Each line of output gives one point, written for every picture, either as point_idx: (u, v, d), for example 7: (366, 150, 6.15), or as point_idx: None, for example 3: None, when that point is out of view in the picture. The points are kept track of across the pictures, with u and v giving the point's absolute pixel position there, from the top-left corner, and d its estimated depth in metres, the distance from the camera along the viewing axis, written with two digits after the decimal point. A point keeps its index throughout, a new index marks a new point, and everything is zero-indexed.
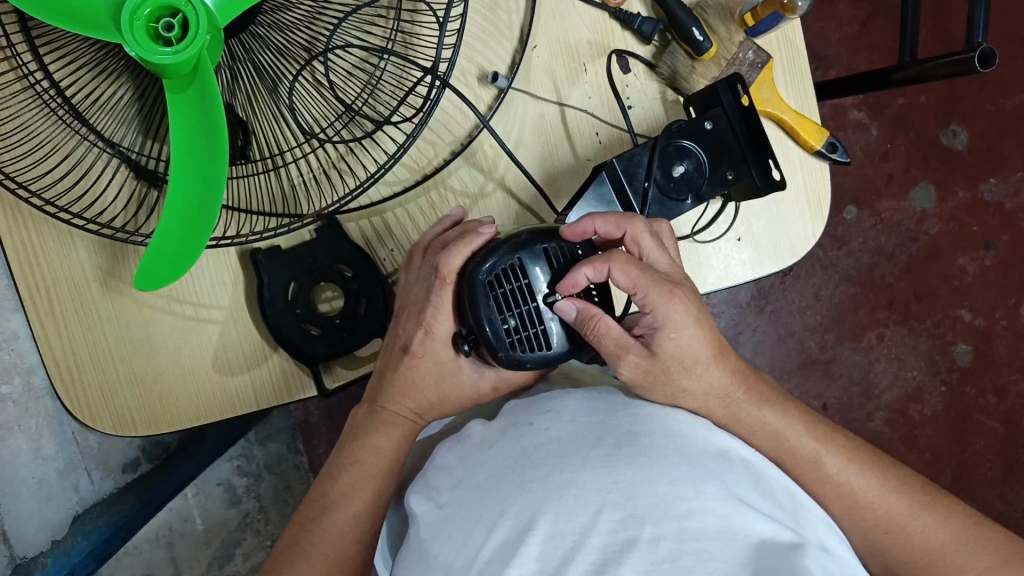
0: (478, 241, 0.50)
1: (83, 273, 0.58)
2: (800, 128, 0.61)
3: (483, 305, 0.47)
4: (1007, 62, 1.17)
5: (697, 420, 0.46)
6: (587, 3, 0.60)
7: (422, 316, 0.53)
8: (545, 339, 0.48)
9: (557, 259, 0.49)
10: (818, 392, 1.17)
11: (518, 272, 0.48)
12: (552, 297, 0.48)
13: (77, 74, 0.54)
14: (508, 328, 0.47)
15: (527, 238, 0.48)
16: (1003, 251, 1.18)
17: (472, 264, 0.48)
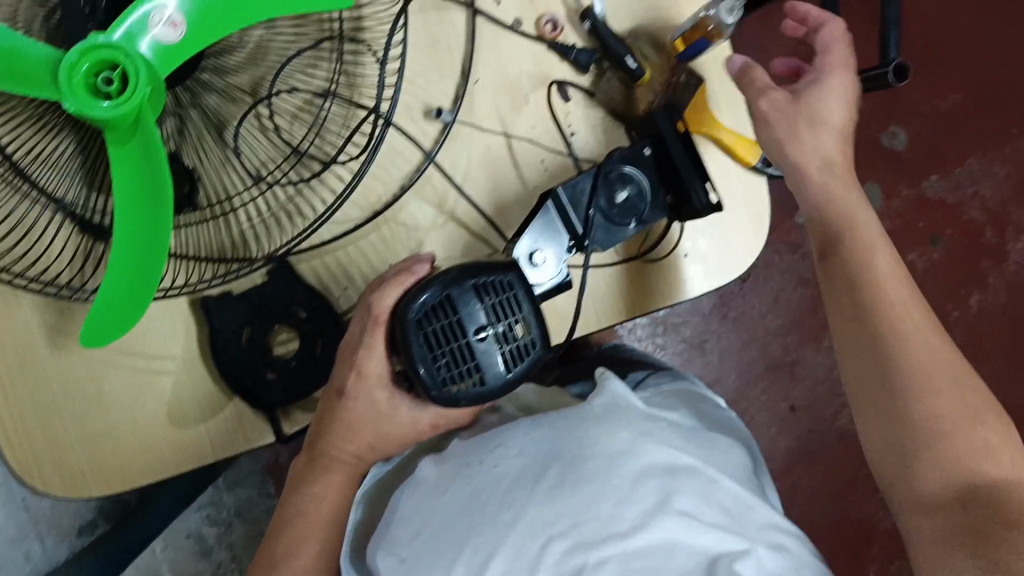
0: (410, 279, 0.50)
1: (29, 332, 0.57)
2: (739, 145, 0.63)
3: (414, 344, 0.47)
4: (938, 64, 1.23)
5: (644, 428, 0.47)
6: (525, 37, 0.61)
7: (353, 357, 0.52)
8: (480, 376, 0.48)
9: (489, 293, 0.49)
10: (785, 394, 1.19)
11: (449, 308, 0.48)
12: (484, 331, 0.48)
13: (16, 130, 0.52)
14: (441, 364, 0.48)
15: (457, 274, 0.48)
16: (949, 245, 1.23)
17: (403, 301, 0.49)
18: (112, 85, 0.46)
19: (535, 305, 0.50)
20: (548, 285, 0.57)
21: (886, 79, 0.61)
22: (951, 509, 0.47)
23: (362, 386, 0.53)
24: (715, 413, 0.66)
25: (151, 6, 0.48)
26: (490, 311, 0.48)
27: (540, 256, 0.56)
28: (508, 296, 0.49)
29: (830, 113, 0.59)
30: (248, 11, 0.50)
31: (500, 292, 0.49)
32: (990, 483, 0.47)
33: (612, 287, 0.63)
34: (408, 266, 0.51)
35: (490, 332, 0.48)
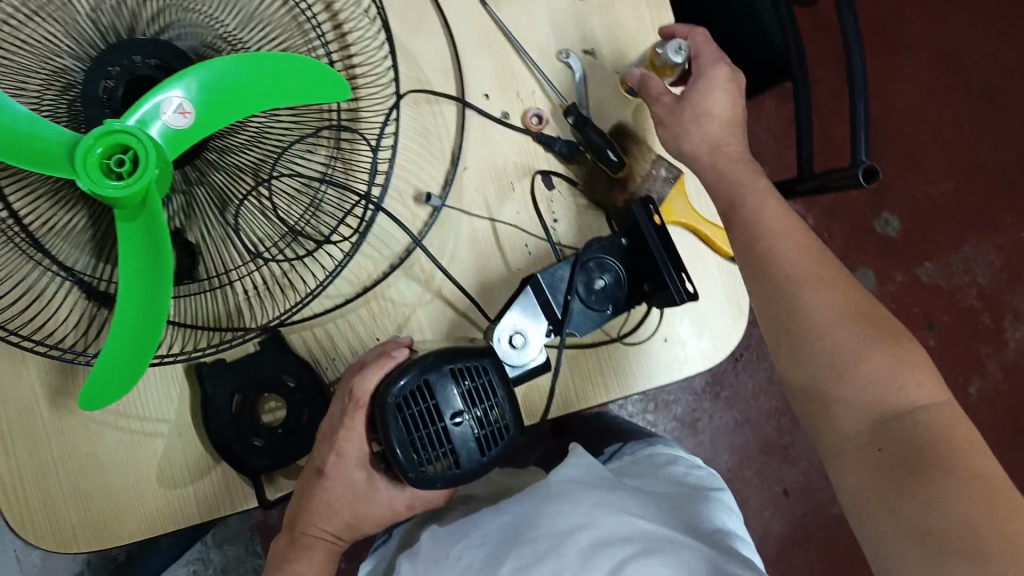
0: (391, 364, 0.53)
1: (32, 394, 0.60)
2: (717, 235, 0.67)
3: (392, 426, 0.50)
4: (930, 152, 1.27)
5: (599, 500, 0.51)
6: (511, 129, 0.65)
7: (333, 440, 0.55)
8: (454, 458, 0.50)
9: (464, 377, 0.51)
10: (779, 477, 1.19)
11: (426, 393, 0.51)
12: (460, 416, 0.50)
13: (34, 204, 0.57)
14: (417, 446, 0.50)
15: (434, 360, 0.51)
16: (945, 331, 1.25)
17: (383, 385, 0.51)
18: (124, 166, 0.50)
19: (509, 391, 0.53)
20: (523, 367, 0.60)
21: (855, 180, 0.61)
22: (868, 456, 0.50)
23: (342, 468, 0.55)
24: (693, 471, 0.66)
25: (166, 95, 0.52)
26: (466, 397, 0.51)
27: (517, 340, 0.59)
28: (483, 382, 0.52)
29: (714, 106, 0.63)
30: (254, 100, 0.55)
31: (476, 377, 0.52)
32: (900, 414, 0.50)
33: (590, 365, 0.65)
34: (387, 351, 0.54)
35: (466, 417, 0.51)
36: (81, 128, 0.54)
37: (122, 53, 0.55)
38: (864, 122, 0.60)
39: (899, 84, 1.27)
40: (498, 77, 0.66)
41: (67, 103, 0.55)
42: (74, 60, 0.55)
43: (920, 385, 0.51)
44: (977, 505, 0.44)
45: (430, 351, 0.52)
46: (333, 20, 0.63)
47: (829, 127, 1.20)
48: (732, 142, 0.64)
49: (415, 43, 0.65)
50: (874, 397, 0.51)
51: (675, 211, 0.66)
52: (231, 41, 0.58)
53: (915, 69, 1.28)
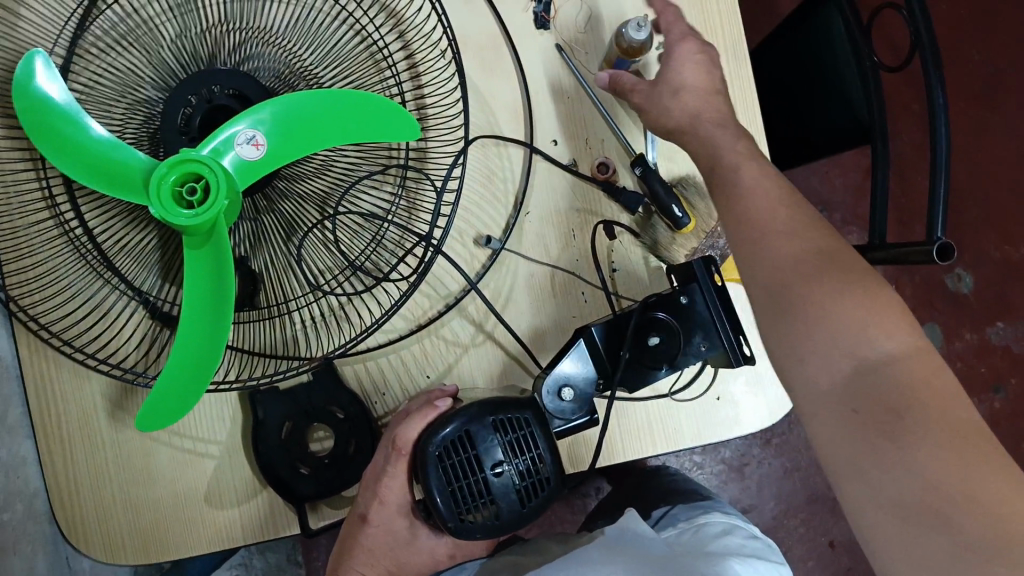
0: (432, 414, 0.53)
1: (94, 407, 0.62)
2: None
3: (432, 476, 0.50)
4: (1012, 209, 1.23)
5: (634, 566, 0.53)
6: (578, 177, 0.65)
7: (376, 486, 0.56)
8: (494, 509, 0.50)
9: (504, 429, 0.50)
10: (826, 529, 1.16)
11: (467, 443, 0.50)
12: (500, 466, 0.50)
13: (109, 223, 0.59)
14: (458, 495, 0.50)
15: (476, 411, 0.50)
16: (1013, 395, 1.20)
17: (424, 435, 0.51)
18: (195, 195, 0.51)
19: (550, 442, 0.52)
20: (568, 420, 0.58)
21: (929, 258, 0.59)
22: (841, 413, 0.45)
23: (383, 514, 0.57)
24: (746, 541, 0.64)
25: (239, 127, 0.53)
26: (507, 448, 0.50)
27: (566, 393, 0.57)
28: (524, 433, 0.51)
29: (687, 78, 0.59)
30: (326, 135, 0.55)
31: (517, 429, 0.51)
32: (872, 366, 0.45)
33: (637, 419, 0.64)
34: (430, 401, 0.54)
35: (506, 468, 0.50)
36: (159, 152, 0.55)
37: (201, 83, 0.56)
38: (944, 199, 0.59)
39: (983, 138, 1.23)
40: (568, 124, 0.66)
41: (149, 134, 0.56)
42: (154, 90, 0.56)
43: (890, 335, 0.45)
44: (969, 474, 0.40)
45: (470, 401, 0.52)
46: (408, 60, 0.64)
47: (906, 177, 1.17)
48: (711, 107, 0.58)
49: (489, 87, 0.65)
50: (848, 345, 0.45)
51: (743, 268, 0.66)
52: (306, 77, 0.58)
53: (1001, 124, 1.23)
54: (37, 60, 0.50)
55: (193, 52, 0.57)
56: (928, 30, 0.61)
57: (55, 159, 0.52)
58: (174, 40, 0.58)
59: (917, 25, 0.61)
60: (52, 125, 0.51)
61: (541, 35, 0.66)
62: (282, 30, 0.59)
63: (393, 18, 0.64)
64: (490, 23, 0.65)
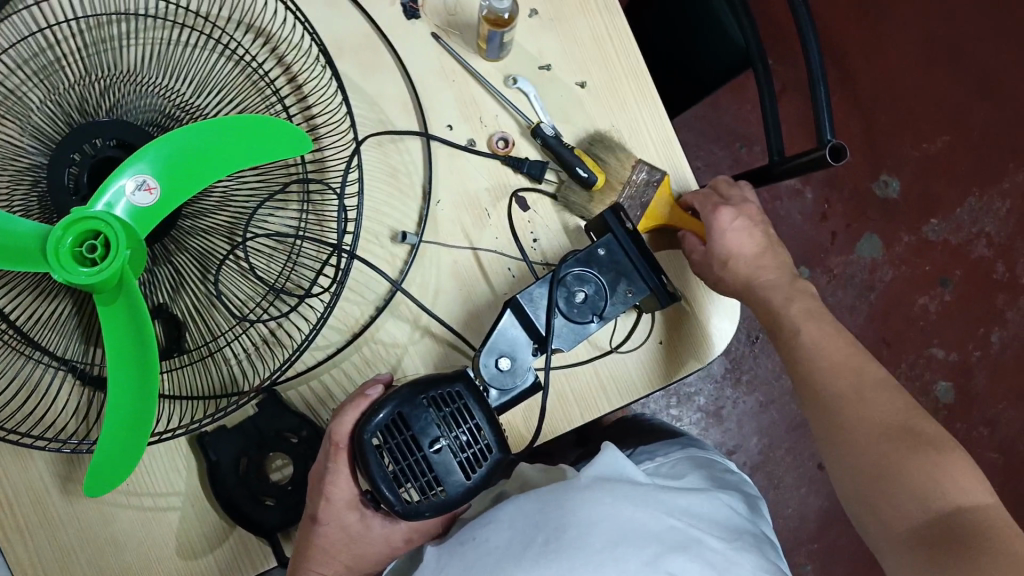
0: (365, 403, 0.52)
1: (43, 486, 0.61)
2: (697, 230, 0.65)
3: (372, 463, 0.48)
4: (920, 109, 1.26)
5: (626, 487, 0.52)
6: (479, 155, 0.65)
7: (320, 485, 0.54)
8: (439, 485, 0.48)
9: (438, 407, 0.49)
10: (812, 452, 1.17)
11: (403, 424, 0.49)
12: (438, 442, 0.48)
13: (19, 299, 0.58)
14: (401, 478, 0.48)
15: (407, 392, 0.49)
16: (959, 286, 1.24)
17: (360, 423, 0.49)
18: (97, 252, 0.50)
19: (489, 411, 0.50)
20: (503, 389, 0.56)
21: (823, 161, 0.60)
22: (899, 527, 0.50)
23: (332, 511, 0.54)
24: (724, 477, 0.66)
25: (126, 176, 0.52)
26: (444, 424, 0.49)
27: (503, 363, 0.56)
28: (459, 406, 0.50)
29: (732, 231, 0.63)
30: (220, 162, 0.54)
31: (453, 403, 0.50)
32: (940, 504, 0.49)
33: (588, 382, 0.64)
34: (362, 390, 0.53)
35: (444, 442, 0.48)
36: (52, 219, 0.54)
37: (82, 139, 0.55)
38: (826, 103, 0.61)
39: (878, 46, 1.26)
40: (461, 106, 0.66)
41: (38, 199, 0.55)
42: (38, 154, 0.55)
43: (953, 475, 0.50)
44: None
45: (402, 384, 0.50)
46: (286, 74, 0.64)
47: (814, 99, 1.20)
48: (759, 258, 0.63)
49: (374, 85, 0.65)
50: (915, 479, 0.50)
51: (661, 215, 0.65)
52: (188, 110, 0.58)
53: (892, 30, 1.27)
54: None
55: (70, 110, 0.56)
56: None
57: None
58: (45, 103, 0.56)
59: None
60: None
61: (413, 24, 0.66)
62: (152, 71, 0.59)
63: (263, 36, 0.64)
64: (361, 23, 0.65)
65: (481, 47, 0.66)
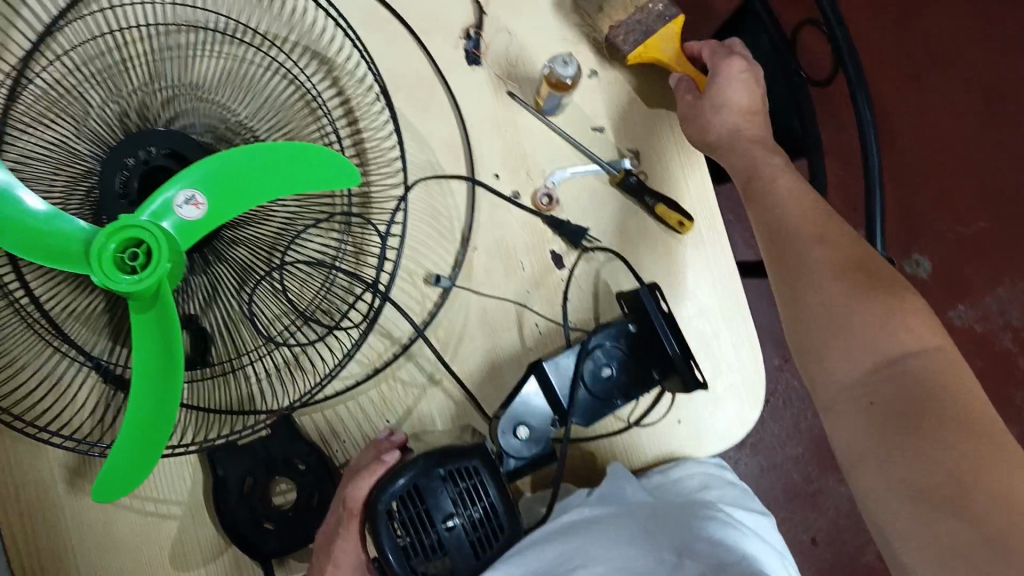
0: (381, 470, 0.53)
1: (52, 479, 0.62)
2: (697, 76, 0.68)
3: (384, 530, 0.50)
4: (964, 192, 1.25)
5: (617, 531, 0.51)
6: (521, 209, 0.65)
7: (328, 545, 0.54)
8: (447, 562, 0.50)
9: (455, 484, 0.51)
10: (807, 525, 1.17)
11: (418, 497, 0.51)
12: (451, 519, 0.50)
13: (56, 290, 0.59)
14: (409, 550, 0.50)
15: (425, 464, 0.51)
16: (978, 374, 1.22)
17: (376, 489, 0.51)
18: (137, 259, 0.50)
19: (502, 487, 0.52)
20: (524, 459, 0.57)
21: None
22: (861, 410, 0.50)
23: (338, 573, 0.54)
24: (726, 497, 0.59)
25: (175, 189, 0.52)
26: (456, 501, 0.51)
27: (523, 432, 0.57)
28: (474, 482, 0.52)
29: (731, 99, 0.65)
30: (264, 189, 0.54)
31: (468, 479, 0.52)
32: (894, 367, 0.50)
33: (600, 452, 0.64)
34: (378, 456, 0.54)
35: (457, 520, 0.51)
36: (101, 220, 0.55)
37: (137, 145, 0.56)
38: (880, 219, 0.65)
39: (930, 123, 1.25)
40: (507, 156, 0.66)
41: (93, 203, 0.56)
42: (94, 159, 0.56)
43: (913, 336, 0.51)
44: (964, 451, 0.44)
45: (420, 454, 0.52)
46: (343, 105, 0.65)
47: (856, 168, 1.19)
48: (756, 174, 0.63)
49: (428, 125, 0.65)
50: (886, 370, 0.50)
51: (662, 52, 0.67)
52: (243, 131, 0.59)
53: (946, 108, 1.26)
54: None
55: (129, 120, 0.57)
56: (855, 67, 0.65)
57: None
58: (106, 107, 0.57)
59: (840, 46, 0.66)
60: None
61: (473, 70, 0.66)
62: (216, 90, 0.60)
63: (326, 65, 0.65)
64: (421, 62, 0.65)
65: (540, 102, 0.66)
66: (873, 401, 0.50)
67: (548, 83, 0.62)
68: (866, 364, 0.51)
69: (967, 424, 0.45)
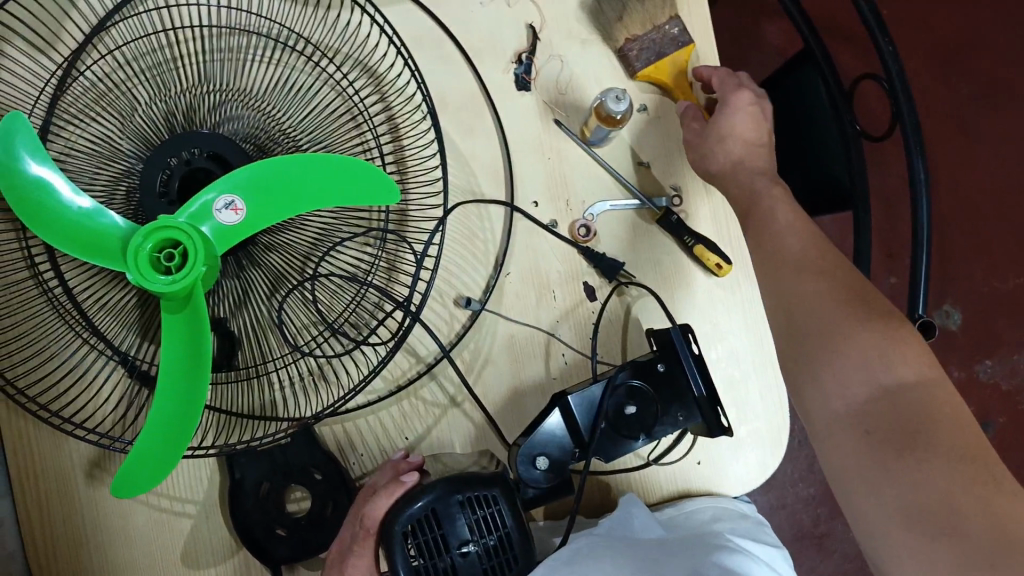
0: (399, 490, 0.53)
1: (72, 467, 0.62)
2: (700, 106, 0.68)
3: (399, 552, 0.50)
4: (1002, 246, 1.23)
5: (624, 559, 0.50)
6: (558, 238, 0.65)
7: (341, 557, 0.54)
8: None
9: (473, 512, 0.51)
10: (812, 567, 1.16)
11: (435, 521, 0.50)
12: (466, 546, 0.50)
13: (90, 282, 0.60)
14: (423, 574, 0.50)
15: (443, 491, 0.51)
16: (1001, 431, 1.21)
17: (392, 512, 0.51)
18: (173, 260, 0.50)
19: (518, 516, 0.52)
20: (542, 490, 0.57)
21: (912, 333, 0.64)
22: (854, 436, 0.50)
23: None
24: (737, 528, 0.59)
25: (215, 194, 0.52)
26: (473, 528, 0.51)
27: (541, 463, 0.56)
28: (492, 511, 0.51)
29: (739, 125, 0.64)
30: (303, 198, 0.54)
31: (486, 507, 0.51)
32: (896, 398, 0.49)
33: (618, 486, 0.64)
34: (397, 476, 0.55)
35: (472, 547, 0.50)
36: (138, 218, 0.55)
37: (180, 146, 0.56)
38: (925, 279, 0.64)
39: (973, 174, 1.24)
40: (549, 185, 0.66)
41: (132, 213, 0.56)
42: (132, 159, 0.56)
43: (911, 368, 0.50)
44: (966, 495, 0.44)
45: (439, 478, 0.52)
46: (388, 121, 0.65)
47: (893, 213, 1.18)
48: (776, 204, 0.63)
49: (473, 147, 0.65)
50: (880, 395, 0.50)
51: (669, 78, 0.67)
52: (288, 139, 0.59)
53: (991, 160, 1.24)
54: (17, 121, 0.49)
55: (176, 121, 0.57)
56: (912, 121, 0.65)
57: (35, 226, 0.50)
58: (152, 106, 0.58)
59: (898, 101, 0.65)
60: (33, 196, 0.50)
61: (522, 95, 0.66)
62: (265, 98, 0.60)
63: (375, 80, 0.66)
64: (472, 84, 0.66)
65: (585, 132, 0.66)
66: (868, 429, 0.49)
67: (601, 115, 0.63)
68: (866, 387, 0.50)
69: (967, 462, 0.45)
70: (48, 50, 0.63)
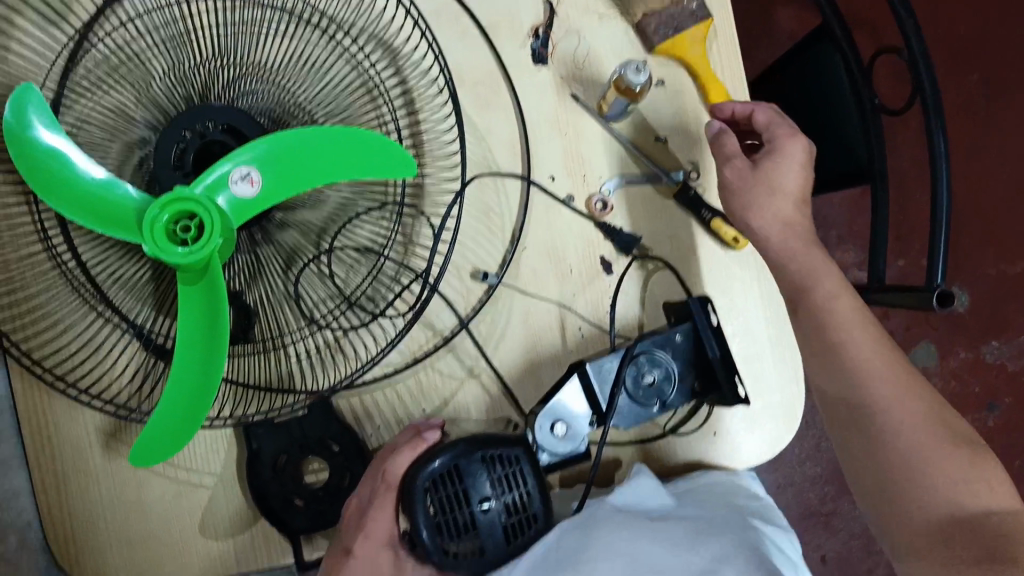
0: (420, 447, 0.54)
1: (87, 439, 0.63)
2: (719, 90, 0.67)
3: (420, 505, 0.50)
4: (1011, 227, 1.23)
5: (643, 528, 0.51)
6: (574, 212, 0.65)
7: (359, 521, 0.55)
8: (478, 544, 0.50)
9: (493, 470, 0.51)
10: (818, 544, 1.17)
11: (456, 477, 0.51)
12: (487, 502, 0.51)
13: (104, 256, 0.59)
14: (443, 529, 0.50)
15: (465, 447, 0.51)
16: (1006, 412, 1.22)
17: (414, 468, 0.52)
18: (189, 232, 0.50)
19: (539, 480, 0.53)
20: (557, 455, 0.58)
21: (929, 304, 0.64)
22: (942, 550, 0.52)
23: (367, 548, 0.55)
24: (750, 503, 0.60)
25: (232, 165, 0.52)
26: (494, 486, 0.51)
27: (559, 428, 0.57)
28: (514, 470, 0.52)
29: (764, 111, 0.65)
30: (323, 166, 0.54)
31: (507, 467, 0.52)
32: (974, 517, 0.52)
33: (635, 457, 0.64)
34: (418, 432, 0.55)
35: (493, 503, 0.51)
36: (152, 189, 0.55)
37: (196, 118, 0.55)
38: (944, 251, 0.64)
39: (983, 155, 1.24)
40: (566, 159, 0.66)
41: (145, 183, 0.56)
42: (146, 129, 0.57)
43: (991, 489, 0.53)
44: None
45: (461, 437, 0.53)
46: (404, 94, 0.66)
47: (902, 194, 1.18)
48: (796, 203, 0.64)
49: (490, 121, 0.65)
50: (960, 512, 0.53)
51: (689, 54, 0.67)
52: (304, 111, 0.59)
53: (1002, 141, 1.24)
54: (29, 91, 0.50)
55: (193, 92, 0.57)
56: (932, 97, 0.65)
57: (48, 197, 0.51)
58: (168, 76, 0.57)
59: (918, 76, 0.65)
60: (50, 167, 0.50)
61: (538, 69, 0.66)
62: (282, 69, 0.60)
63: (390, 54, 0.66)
64: (489, 58, 0.65)
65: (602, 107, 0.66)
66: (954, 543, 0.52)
67: (618, 86, 0.62)
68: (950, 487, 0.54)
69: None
70: (59, 21, 0.63)
